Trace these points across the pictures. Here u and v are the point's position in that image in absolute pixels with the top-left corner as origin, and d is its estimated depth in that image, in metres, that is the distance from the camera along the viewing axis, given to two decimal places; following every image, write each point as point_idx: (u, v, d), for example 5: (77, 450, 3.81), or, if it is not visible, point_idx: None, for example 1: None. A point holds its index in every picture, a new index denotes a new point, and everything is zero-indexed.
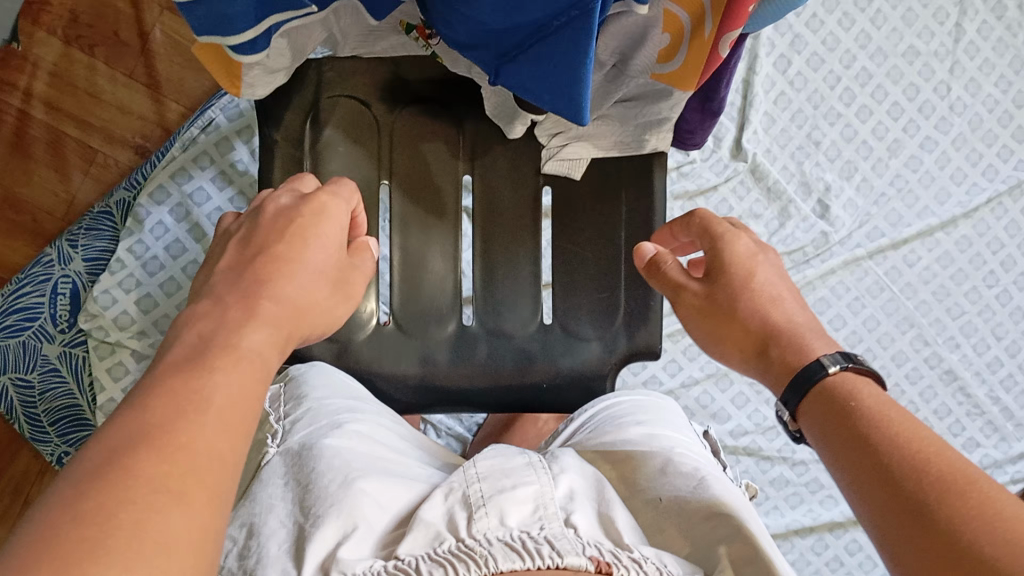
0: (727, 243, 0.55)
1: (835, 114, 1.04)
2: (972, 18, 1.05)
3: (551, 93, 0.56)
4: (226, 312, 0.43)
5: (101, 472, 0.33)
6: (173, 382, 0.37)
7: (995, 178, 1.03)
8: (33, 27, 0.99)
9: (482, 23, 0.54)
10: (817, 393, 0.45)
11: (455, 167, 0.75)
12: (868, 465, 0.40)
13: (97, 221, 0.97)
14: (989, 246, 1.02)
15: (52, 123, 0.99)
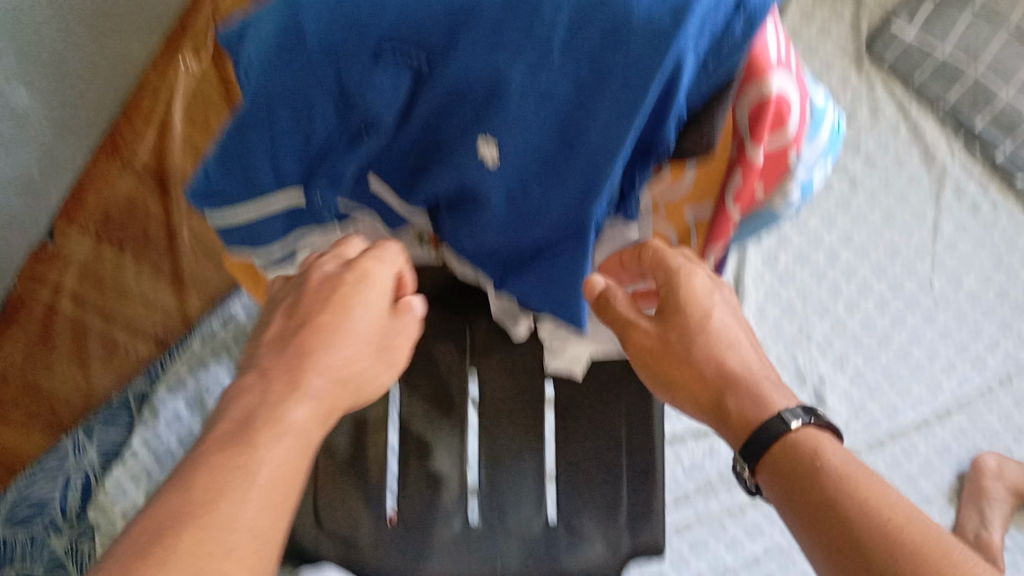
0: (684, 278, 0.51)
1: (824, 309, 1.12)
2: (948, 219, 1.17)
3: (549, 301, 0.56)
4: (272, 386, 0.46)
5: (149, 549, 0.37)
6: (218, 467, 0.41)
7: (985, 371, 1.11)
8: (67, 224, 0.97)
9: (484, 239, 0.53)
10: (774, 447, 0.47)
11: (463, 365, 0.73)
12: (840, 537, 0.42)
13: (113, 413, 1.03)
14: (984, 437, 1.08)
15: (77, 317, 0.99)
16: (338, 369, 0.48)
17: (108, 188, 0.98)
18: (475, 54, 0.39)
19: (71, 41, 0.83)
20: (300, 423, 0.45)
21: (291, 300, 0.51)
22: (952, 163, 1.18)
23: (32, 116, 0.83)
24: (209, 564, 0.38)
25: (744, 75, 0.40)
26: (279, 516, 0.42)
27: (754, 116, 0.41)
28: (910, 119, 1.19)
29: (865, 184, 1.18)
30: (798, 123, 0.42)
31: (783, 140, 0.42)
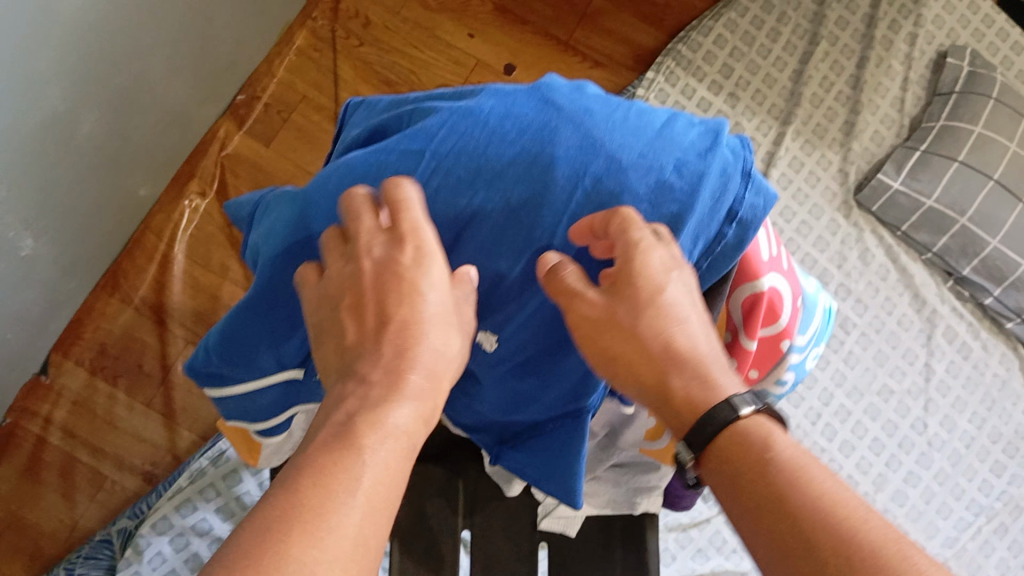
0: (648, 258, 0.44)
1: (819, 449, 1.11)
2: (940, 358, 1.17)
3: (544, 477, 0.57)
4: (370, 391, 0.42)
5: (257, 555, 0.34)
6: (328, 472, 0.38)
7: (978, 511, 1.12)
8: (63, 358, 1.00)
9: (480, 412, 0.57)
10: (721, 436, 0.45)
11: (455, 522, 0.71)
12: (790, 528, 0.40)
13: (96, 549, 0.96)
14: None
15: (67, 449, 0.99)
16: (431, 362, 0.44)
17: (106, 320, 1.02)
18: (488, 236, 0.48)
19: (83, 187, 0.86)
20: (404, 428, 0.42)
21: (346, 297, 0.45)
22: (943, 306, 1.19)
23: (41, 260, 0.85)
24: (316, 572, 0.34)
25: (743, 275, 0.53)
26: (381, 524, 0.38)
27: (750, 307, 0.53)
28: (900, 262, 1.20)
29: (859, 325, 1.17)
30: (787, 316, 0.55)
31: (774, 330, 0.55)
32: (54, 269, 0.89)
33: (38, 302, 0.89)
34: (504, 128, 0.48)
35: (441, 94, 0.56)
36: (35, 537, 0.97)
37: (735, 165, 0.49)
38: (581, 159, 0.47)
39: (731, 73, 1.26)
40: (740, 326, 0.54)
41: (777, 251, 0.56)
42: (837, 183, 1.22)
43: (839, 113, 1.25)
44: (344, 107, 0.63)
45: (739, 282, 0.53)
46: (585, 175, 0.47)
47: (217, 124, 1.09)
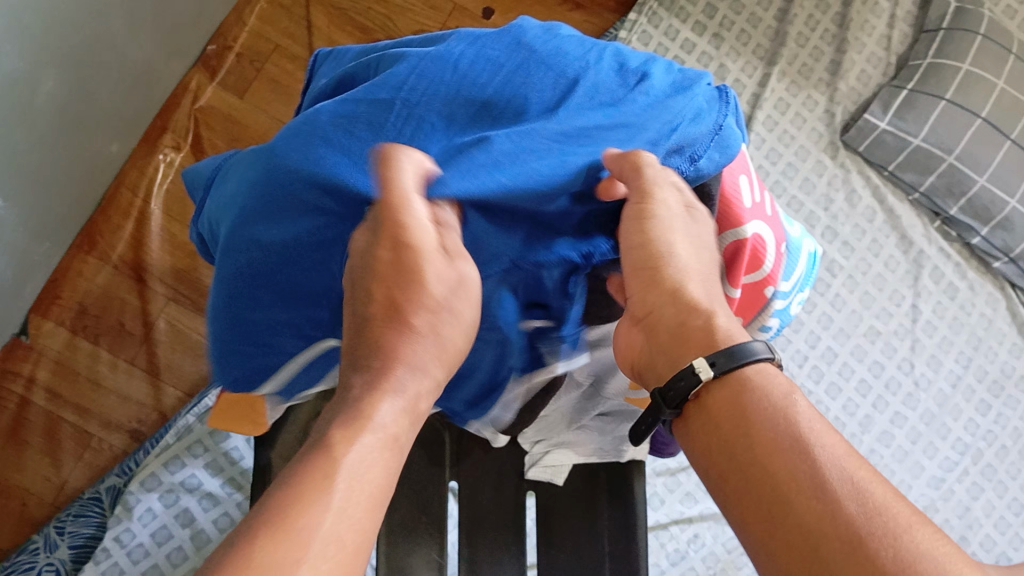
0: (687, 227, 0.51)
1: (806, 391, 1.11)
2: (926, 299, 1.17)
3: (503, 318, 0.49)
4: (353, 391, 0.43)
5: (229, 556, 0.34)
6: (333, 449, 0.40)
7: (964, 450, 1.12)
8: (42, 318, 0.99)
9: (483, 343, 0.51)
10: (743, 371, 0.45)
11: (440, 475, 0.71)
12: (804, 468, 0.41)
13: (84, 507, 0.92)
14: (955, 512, 1.09)
15: (51, 409, 0.99)
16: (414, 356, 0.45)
17: (84, 279, 1.01)
18: None
19: (49, 145, 0.84)
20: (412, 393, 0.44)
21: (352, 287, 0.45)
22: (929, 246, 1.19)
23: (10, 221, 0.83)
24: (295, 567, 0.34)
25: (724, 222, 0.53)
26: (363, 522, 0.38)
27: (732, 255, 0.53)
28: (886, 203, 1.20)
29: (846, 268, 1.17)
30: (773, 262, 0.54)
31: (760, 277, 0.54)
32: (24, 231, 0.87)
33: (9, 265, 0.88)
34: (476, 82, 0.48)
35: (406, 43, 0.54)
36: (22, 497, 0.96)
37: (704, 117, 0.50)
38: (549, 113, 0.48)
39: (714, 14, 1.24)
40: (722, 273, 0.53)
41: (761, 198, 0.56)
42: (823, 124, 1.21)
43: (825, 53, 1.23)
44: (312, 60, 0.61)
45: (723, 230, 0.53)
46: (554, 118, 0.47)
47: (189, 76, 1.07)
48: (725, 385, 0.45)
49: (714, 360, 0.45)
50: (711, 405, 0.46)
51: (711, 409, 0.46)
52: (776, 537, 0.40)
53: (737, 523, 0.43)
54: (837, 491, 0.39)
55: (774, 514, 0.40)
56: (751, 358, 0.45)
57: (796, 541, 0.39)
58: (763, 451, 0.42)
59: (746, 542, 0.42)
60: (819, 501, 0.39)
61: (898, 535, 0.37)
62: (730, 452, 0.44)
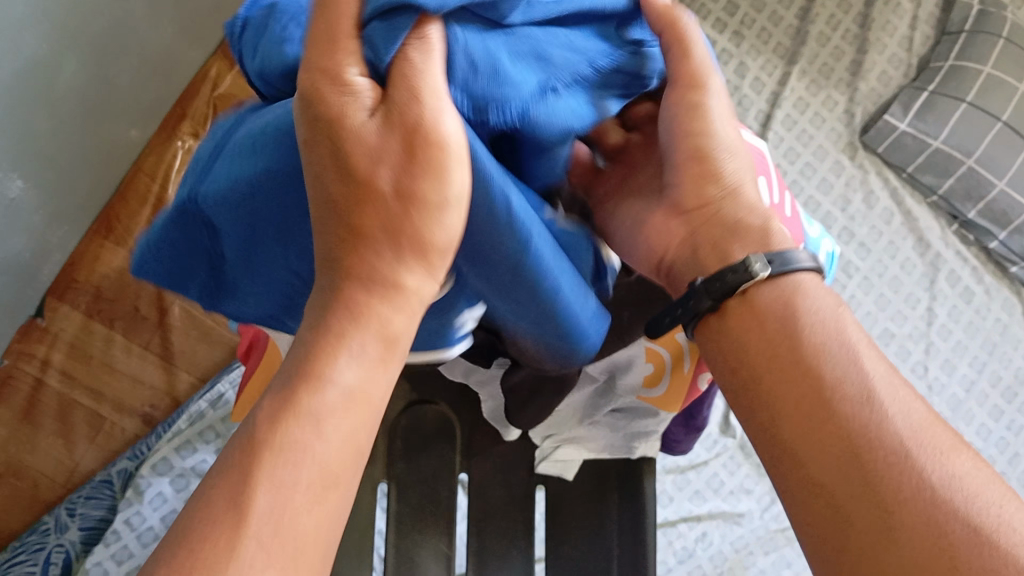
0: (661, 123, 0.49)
1: None
2: (942, 302, 1.16)
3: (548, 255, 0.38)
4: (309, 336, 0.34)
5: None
6: (266, 437, 0.32)
7: (976, 456, 1.12)
8: (59, 301, 0.97)
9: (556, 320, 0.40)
10: (786, 279, 0.43)
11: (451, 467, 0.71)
12: (848, 387, 0.39)
13: (96, 490, 0.92)
14: None
15: (64, 391, 0.99)
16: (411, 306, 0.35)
17: (101, 263, 0.99)
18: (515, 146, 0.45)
19: (67, 128, 0.85)
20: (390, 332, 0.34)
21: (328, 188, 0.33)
22: (946, 250, 1.18)
23: (26, 202, 0.84)
24: None
25: None
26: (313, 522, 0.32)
27: None
28: (904, 206, 1.19)
29: (862, 270, 1.16)
30: None
31: None
32: (42, 214, 0.88)
33: (26, 249, 0.88)
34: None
35: None
36: (33, 478, 0.97)
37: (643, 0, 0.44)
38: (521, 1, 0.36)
39: (735, 9, 1.21)
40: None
41: (781, 198, 0.55)
42: (842, 124, 1.21)
43: (846, 53, 1.22)
44: None
45: None
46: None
47: (209, 64, 1.06)
48: (773, 287, 0.43)
49: (770, 259, 0.43)
50: (754, 309, 0.43)
51: (752, 312, 0.43)
52: (816, 453, 0.38)
53: (766, 435, 0.41)
54: (887, 408, 0.38)
55: (819, 428, 0.39)
56: (801, 264, 0.43)
57: (835, 457, 0.38)
58: (810, 364, 0.40)
59: (770, 456, 0.41)
60: (871, 420, 0.38)
61: (939, 456, 0.37)
62: (772, 361, 0.41)
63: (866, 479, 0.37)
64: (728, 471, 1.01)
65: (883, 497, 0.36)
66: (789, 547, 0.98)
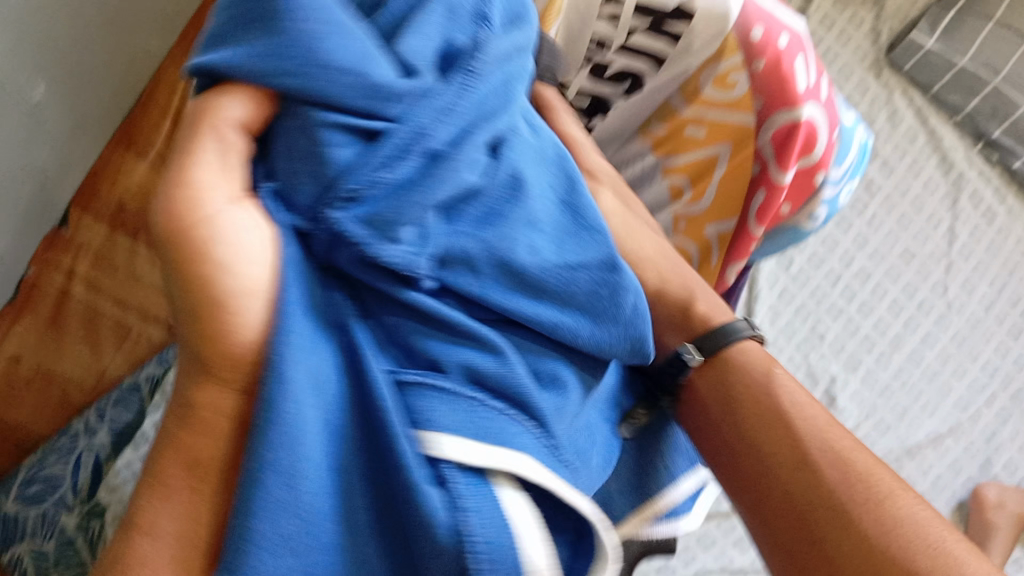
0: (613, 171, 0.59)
1: (838, 309, 1.10)
2: (964, 222, 1.15)
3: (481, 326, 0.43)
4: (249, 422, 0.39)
5: None
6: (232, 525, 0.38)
7: (994, 374, 1.09)
8: (82, 213, 1.03)
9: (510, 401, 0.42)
10: (737, 348, 0.53)
11: None
12: (795, 441, 0.48)
13: (123, 397, 0.92)
14: (983, 436, 1.06)
15: (90, 299, 1.01)
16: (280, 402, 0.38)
17: (122, 176, 1.04)
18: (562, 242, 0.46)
19: (76, 27, 0.87)
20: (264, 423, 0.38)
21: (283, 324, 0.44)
22: (970, 169, 1.17)
23: (34, 100, 0.86)
24: None
25: (778, 102, 0.55)
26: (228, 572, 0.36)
27: (785, 137, 0.55)
28: (928, 125, 1.18)
29: (885, 189, 1.16)
30: (818, 150, 0.56)
31: (809, 162, 0.57)
32: (49, 108, 0.89)
33: (38, 147, 0.90)
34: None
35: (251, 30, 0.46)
36: (62, 384, 0.98)
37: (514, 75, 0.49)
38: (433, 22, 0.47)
39: None
40: (773, 157, 0.56)
41: (818, 80, 0.56)
42: (869, 42, 1.19)
43: None
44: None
45: (776, 109, 0.55)
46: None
47: None
48: (711, 369, 0.52)
49: (710, 339, 0.53)
50: (700, 395, 0.52)
51: (716, 375, 0.52)
52: (780, 504, 0.46)
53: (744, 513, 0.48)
54: (829, 458, 0.46)
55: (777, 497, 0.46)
56: (741, 333, 0.54)
57: (788, 501, 0.45)
58: (763, 428, 0.49)
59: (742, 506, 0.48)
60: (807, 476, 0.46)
61: (881, 495, 0.44)
62: (734, 428, 0.50)
63: (818, 526, 0.44)
64: None
65: (843, 526, 0.43)
66: None
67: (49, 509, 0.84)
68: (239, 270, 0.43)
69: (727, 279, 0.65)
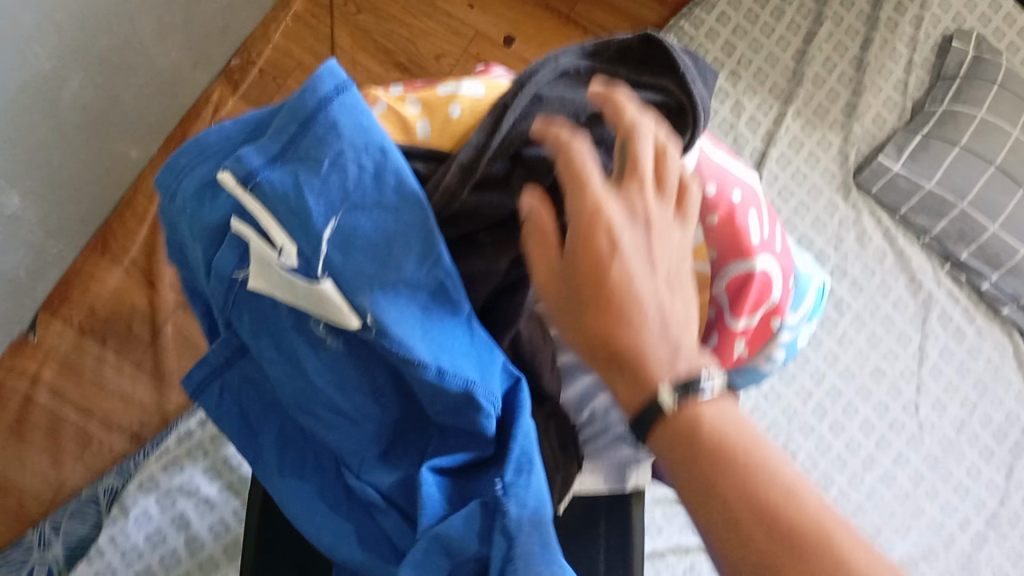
0: None
1: (808, 428, 1.09)
2: (933, 342, 1.17)
3: None
4: None
5: None
6: None
7: (979, 479, 1.11)
8: (51, 317, 1.03)
9: None
10: (661, 422, 0.44)
11: None
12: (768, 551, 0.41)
13: (81, 509, 0.89)
14: (957, 560, 1.06)
15: (54, 408, 1.01)
16: None
17: (96, 283, 1.05)
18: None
19: (63, 142, 0.89)
20: None
21: None
22: (938, 289, 1.19)
23: (28, 220, 0.90)
24: None
25: (730, 254, 0.52)
26: None
27: (737, 289, 0.52)
28: (897, 246, 1.20)
29: (854, 307, 1.17)
30: (773, 301, 0.54)
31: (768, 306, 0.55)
32: (26, 221, 0.90)
33: (11, 260, 0.90)
34: (304, 209, 0.44)
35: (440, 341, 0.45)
36: (19, 495, 0.97)
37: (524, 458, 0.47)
38: (397, 246, 0.45)
39: (732, 49, 1.24)
40: (727, 306, 0.53)
41: (769, 232, 0.55)
42: (837, 164, 1.22)
43: (841, 95, 1.24)
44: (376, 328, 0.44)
45: (729, 260, 0.52)
46: (415, 188, 0.45)
47: (212, 88, 1.15)
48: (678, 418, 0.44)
49: (677, 390, 0.44)
50: (678, 435, 0.44)
51: (679, 435, 0.44)
52: None
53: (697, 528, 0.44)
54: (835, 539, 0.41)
55: (726, 540, 0.43)
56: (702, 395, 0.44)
57: None
58: (718, 491, 0.43)
59: None
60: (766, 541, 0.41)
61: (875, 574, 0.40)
62: (696, 495, 0.44)
63: None
64: None
65: None
66: None
67: None
68: None
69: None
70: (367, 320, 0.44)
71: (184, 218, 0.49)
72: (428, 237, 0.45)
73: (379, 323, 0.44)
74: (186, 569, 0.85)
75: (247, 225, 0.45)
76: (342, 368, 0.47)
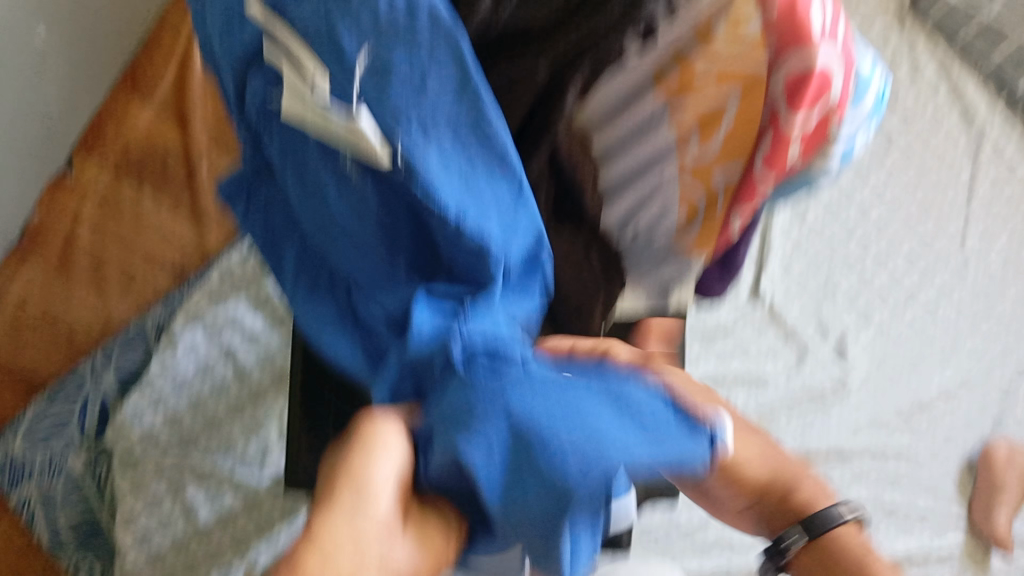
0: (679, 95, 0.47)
1: (851, 262, 1.08)
2: (983, 175, 1.14)
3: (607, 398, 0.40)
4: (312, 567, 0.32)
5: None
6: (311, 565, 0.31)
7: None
8: (87, 154, 1.01)
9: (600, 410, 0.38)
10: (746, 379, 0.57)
11: None
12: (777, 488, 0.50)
13: (129, 340, 0.90)
14: (997, 386, 1.03)
15: (96, 245, 1.01)
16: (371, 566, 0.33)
17: (129, 120, 1.03)
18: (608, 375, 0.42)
19: None
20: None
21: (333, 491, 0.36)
22: (991, 122, 1.15)
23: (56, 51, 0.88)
24: None
25: (789, 42, 0.42)
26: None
27: (794, 82, 0.43)
28: (951, 79, 1.17)
29: (902, 142, 1.14)
30: (840, 91, 0.44)
31: (825, 103, 0.44)
32: (52, 55, 0.87)
33: (46, 94, 0.89)
34: (335, 37, 0.40)
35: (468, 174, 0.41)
36: (67, 327, 0.98)
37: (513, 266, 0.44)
38: (432, 74, 0.40)
39: None
40: (783, 102, 0.44)
41: (834, 18, 0.44)
42: None
43: None
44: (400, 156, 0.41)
45: (789, 43, 0.42)
46: (444, 10, 0.41)
47: None
48: None
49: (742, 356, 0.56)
50: None
51: None
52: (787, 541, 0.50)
53: None
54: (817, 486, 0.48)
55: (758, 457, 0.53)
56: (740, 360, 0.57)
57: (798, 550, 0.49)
58: None
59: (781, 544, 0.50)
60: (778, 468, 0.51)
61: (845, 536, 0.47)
62: None
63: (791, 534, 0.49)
64: (755, 338, 1.01)
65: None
66: (816, 410, 0.98)
67: (58, 450, 0.81)
68: (379, 465, 0.37)
69: (732, 231, 0.53)
70: (397, 153, 0.41)
71: (215, 36, 0.46)
72: (462, 70, 0.41)
73: (408, 158, 0.41)
74: (237, 400, 0.89)
75: (276, 53, 0.42)
76: (363, 203, 0.44)
